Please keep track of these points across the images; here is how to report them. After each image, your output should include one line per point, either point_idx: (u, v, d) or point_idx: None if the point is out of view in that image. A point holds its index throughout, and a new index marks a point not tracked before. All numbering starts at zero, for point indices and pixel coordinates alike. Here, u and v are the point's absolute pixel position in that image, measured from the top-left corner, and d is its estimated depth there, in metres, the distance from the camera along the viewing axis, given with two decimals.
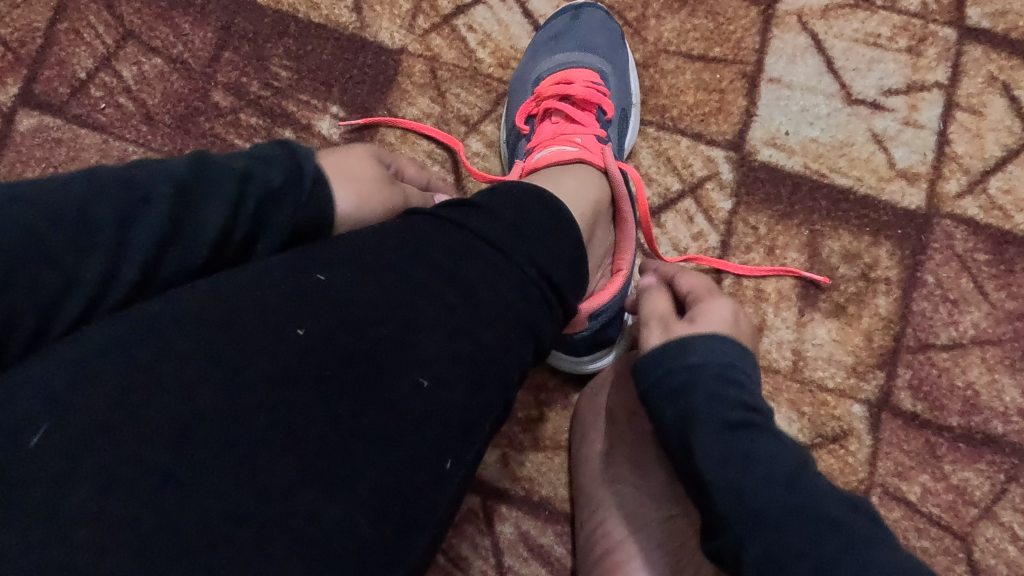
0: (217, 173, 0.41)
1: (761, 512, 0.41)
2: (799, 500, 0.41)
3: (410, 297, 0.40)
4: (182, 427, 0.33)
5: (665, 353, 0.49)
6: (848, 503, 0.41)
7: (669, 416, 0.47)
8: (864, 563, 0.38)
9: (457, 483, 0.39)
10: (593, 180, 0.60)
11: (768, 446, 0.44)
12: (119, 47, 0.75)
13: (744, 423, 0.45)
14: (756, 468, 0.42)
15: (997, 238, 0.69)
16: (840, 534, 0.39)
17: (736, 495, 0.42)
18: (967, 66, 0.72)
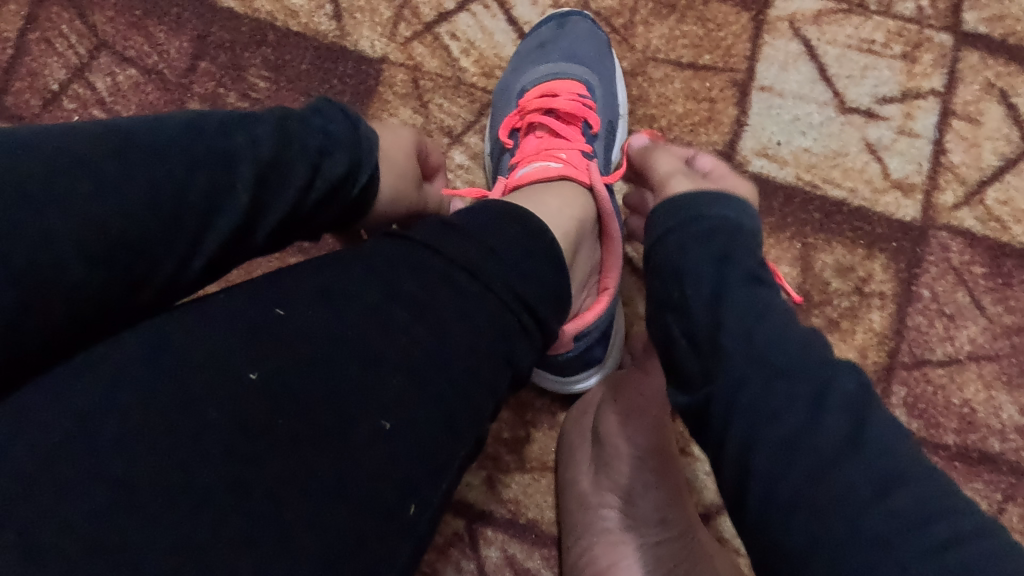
0: (258, 134, 0.42)
1: (765, 359, 0.39)
2: (812, 360, 0.39)
3: (372, 334, 0.39)
4: (129, 478, 0.31)
5: (692, 202, 0.50)
6: (848, 365, 0.39)
7: (684, 258, 0.47)
8: (873, 431, 0.36)
9: (422, 527, 0.38)
10: (577, 198, 0.58)
11: (774, 302, 0.43)
12: (91, 57, 0.72)
13: (755, 277, 0.44)
14: (765, 316, 0.41)
15: (994, 250, 0.68)
16: (841, 393, 0.37)
17: (744, 340, 0.40)
18: (964, 73, 0.71)
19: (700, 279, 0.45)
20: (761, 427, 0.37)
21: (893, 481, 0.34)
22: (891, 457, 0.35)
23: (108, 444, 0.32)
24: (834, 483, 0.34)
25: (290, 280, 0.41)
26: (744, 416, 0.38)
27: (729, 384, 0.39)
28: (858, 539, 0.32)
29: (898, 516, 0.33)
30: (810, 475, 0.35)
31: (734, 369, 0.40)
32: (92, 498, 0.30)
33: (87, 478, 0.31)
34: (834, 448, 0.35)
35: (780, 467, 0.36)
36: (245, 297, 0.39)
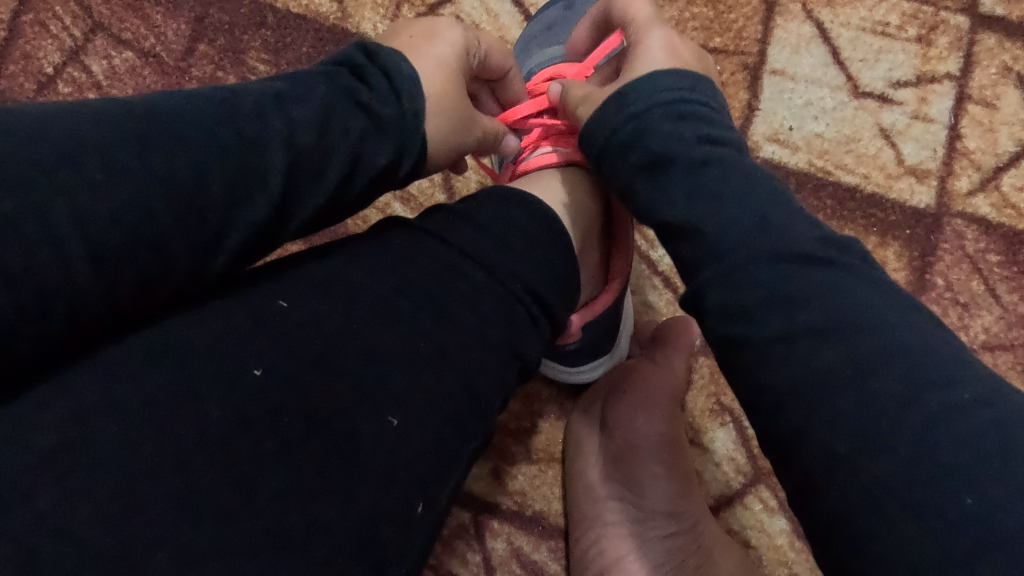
0: (337, 138, 0.41)
1: (735, 254, 0.39)
2: (773, 241, 0.38)
3: (379, 327, 0.38)
4: (127, 483, 0.30)
5: (621, 101, 0.48)
6: (827, 239, 0.39)
7: (630, 162, 0.46)
8: (841, 304, 0.36)
9: (430, 526, 0.37)
10: (586, 184, 0.58)
11: (742, 183, 0.41)
12: (87, 40, 0.71)
13: (710, 163, 0.43)
14: (724, 207, 0.40)
15: (1010, 238, 0.66)
16: (818, 271, 0.37)
17: (705, 240, 0.40)
18: (980, 56, 0.69)
19: (652, 185, 0.44)
20: (746, 323, 0.37)
21: (877, 359, 0.34)
22: (873, 333, 0.35)
23: (109, 444, 0.30)
24: (817, 367, 0.35)
25: (293, 272, 0.40)
26: (721, 312, 0.38)
27: (701, 286, 0.40)
28: (839, 427, 0.33)
29: (883, 393, 0.33)
30: (794, 363, 0.35)
31: (707, 272, 0.39)
32: (93, 502, 0.29)
33: (90, 480, 0.29)
34: (811, 333, 0.35)
35: (764, 361, 0.36)
36: (247, 290, 0.38)
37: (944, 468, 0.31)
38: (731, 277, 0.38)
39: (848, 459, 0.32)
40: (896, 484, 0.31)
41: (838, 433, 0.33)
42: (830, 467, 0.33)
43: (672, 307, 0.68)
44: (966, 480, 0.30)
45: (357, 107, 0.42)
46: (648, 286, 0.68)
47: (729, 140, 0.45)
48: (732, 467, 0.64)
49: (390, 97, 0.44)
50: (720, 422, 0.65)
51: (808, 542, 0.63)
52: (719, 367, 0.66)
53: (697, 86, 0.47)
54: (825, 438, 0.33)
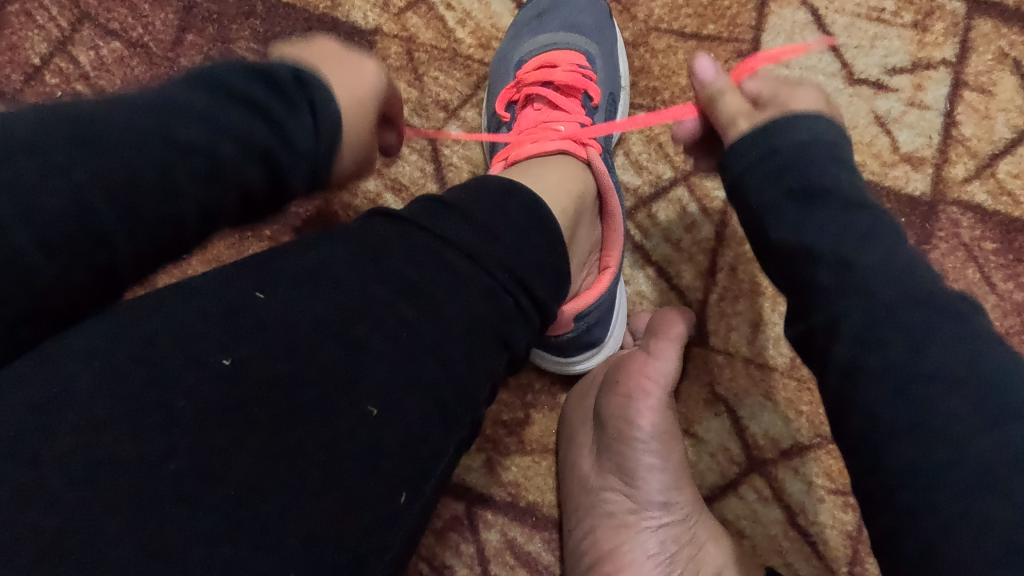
0: (255, 95, 0.39)
1: (878, 296, 0.39)
2: (903, 286, 0.39)
3: (357, 316, 0.38)
4: (89, 474, 0.30)
5: (780, 128, 0.45)
6: (957, 297, 0.39)
7: (776, 184, 0.44)
8: (975, 356, 0.36)
9: (415, 517, 0.37)
10: (575, 173, 0.57)
11: (885, 235, 0.41)
12: (74, 31, 0.70)
13: (857, 209, 0.42)
14: (873, 252, 0.40)
15: (1006, 225, 0.66)
16: (956, 326, 0.37)
17: (853, 273, 0.40)
18: (976, 42, 0.68)
19: (790, 212, 0.44)
20: (875, 351, 0.38)
21: (1003, 417, 0.34)
22: (1004, 389, 0.35)
23: (72, 435, 0.30)
24: (943, 416, 0.35)
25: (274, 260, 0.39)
26: (852, 342, 0.39)
27: (835, 314, 0.40)
28: (960, 466, 0.34)
29: (1006, 447, 0.34)
30: (909, 402, 0.36)
31: (845, 303, 0.39)
32: (57, 495, 0.29)
33: (52, 472, 0.29)
34: (953, 383, 0.36)
35: (891, 394, 0.36)
36: (225, 279, 0.37)
37: None
38: (866, 310, 0.39)
39: (954, 503, 0.33)
40: (997, 537, 0.32)
41: (951, 478, 0.34)
42: (929, 493, 0.34)
43: (665, 297, 0.67)
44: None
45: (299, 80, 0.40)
46: (641, 277, 0.68)
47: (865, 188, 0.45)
48: (726, 457, 0.64)
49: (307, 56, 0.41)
50: (715, 411, 0.65)
51: (802, 531, 0.63)
52: (713, 356, 0.66)
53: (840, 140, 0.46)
54: (936, 478, 0.34)
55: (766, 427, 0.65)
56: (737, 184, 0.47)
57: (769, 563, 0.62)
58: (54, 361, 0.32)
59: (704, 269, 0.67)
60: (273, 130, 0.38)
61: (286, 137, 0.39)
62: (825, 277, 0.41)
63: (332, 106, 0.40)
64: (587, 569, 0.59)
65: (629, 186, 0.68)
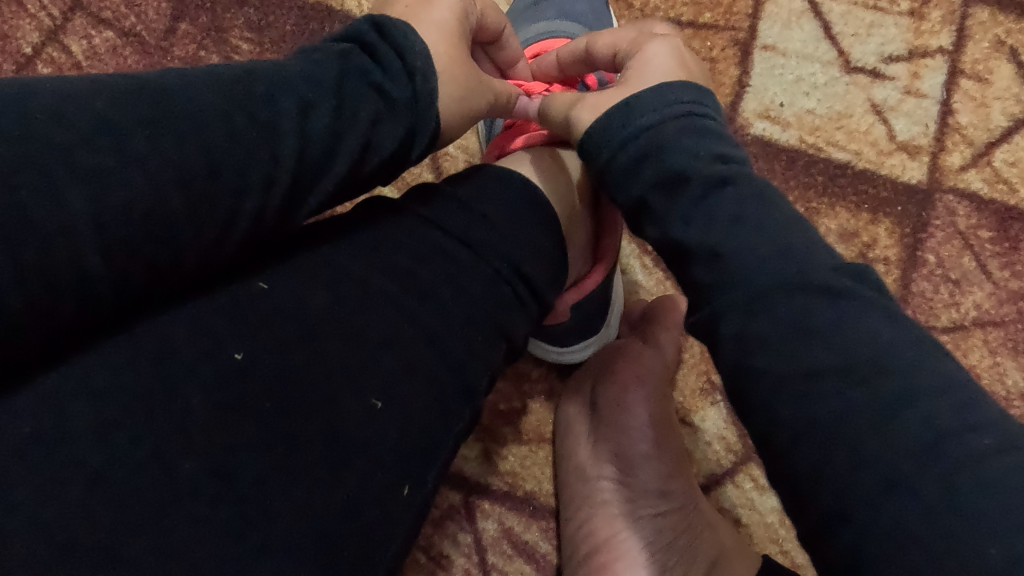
0: (350, 116, 0.40)
1: (753, 286, 0.37)
2: (788, 271, 0.37)
3: (359, 305, 0.37)
4: (95, 466, 0.29)
5: (610, 125, 0.45)
6: (846, 271, 0.37)
7: (637, 175, 0.44)
8: (861, 340, 0.34)
9: (418, 508, 0.37)
10: (573, 162, 0.57)
11: (766, 216, 0.40)
12: (66, 20, 0.69)
13: (733, 189, 0.41)
14: (742, 230, 0.39)
15: (1001, 214, 0.66)
16: (838, 306, 0.35)
17: (732, 268, 0.38)
18: (973, 30, 0.68)
19: (654, 206, 0.43)
20: (754, 358, 0.36)
21: (894, 400, 0.32)
22: (893, 377, 0.33)
23: (87, 432, 0.30)
24: (833, 409, 0.33)
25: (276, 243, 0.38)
26: (736, 341, 0.37)
27: (716, 313, 0.38)
28: (861, 471, 0.32)
29: (905, 444, 0.31)
30: (801, 407, 0.34)
31: (722, 301, 0.38)
32: (67, 487, 0.29)
33: (64, 467, 0.29)
34: (833, 372, 0.34)
35: (776, 400, 0.35)
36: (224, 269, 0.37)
37: (954, 521, 0.30)
38: (740, 307, 0.37)
39: (865, 500, 0.31)
40: (912, 527, 0.30)
41: (857, 472, 0.32)
42: (846, 480, 0.32)
43: (662, 287, 0.68)
44: (982, 530, 0.29)
45: (369, 35, 0.43)
46: (638, 266, 0.68)
47: (737, 155, 0.43)
48: (723, 446, 0.64)
49: (403, 80, 0.42)
50: (711, 401, 0.65)
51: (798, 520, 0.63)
52: None
53: (697, 100, 0.45)
54: (841, 478, 0.32)
55: None
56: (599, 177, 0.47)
57: (765, 551, 0.62)
58: (66, 358, 0.32)
59: None
60: (375, 85, 0.41)
61: (387, 92, 0.41)
62: (698, 271, 0.40)
63: (417, 46, 0.43)
64: (583, 558, 0.58)
65: None
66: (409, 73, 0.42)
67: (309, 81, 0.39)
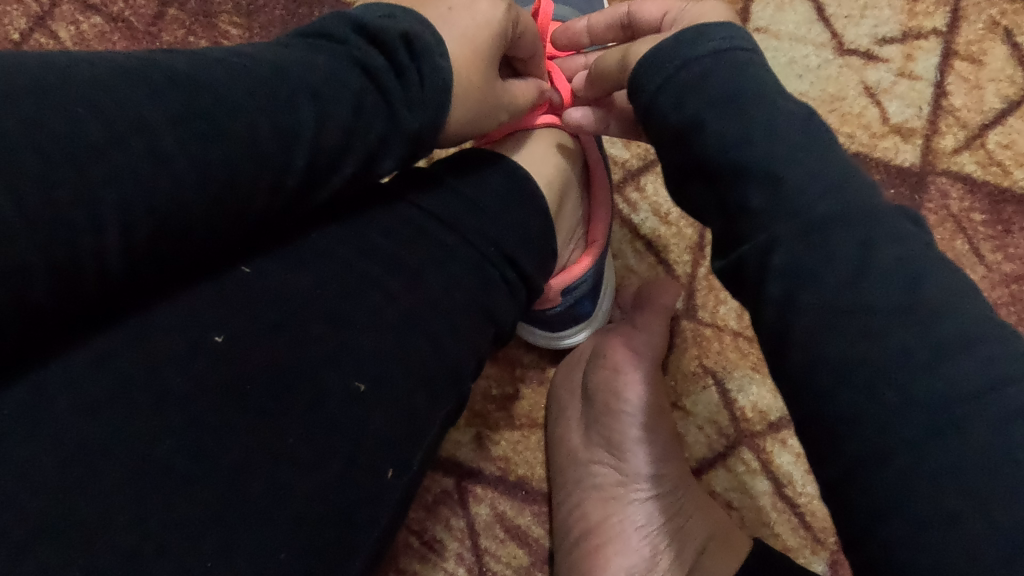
0: (366, 111, 0.40)
1: (812, 216, 0.35)
2: (851, 204, 0.35)
3: (344, 289, 0.37)
4: (66, 453, 0.29)
5: (683, 41, 0.41)
6: (901, 211, 0.36)
7: (702, 94, 0.40)
8: (917, 278, 0.33)
9: (402, 490, 0.37)
10: (563, 147, 0.57)
11: (820, 146, 0.38)
12: (53, 5, 0.69)
13: (788, 120, 0.38)
14: (805, 164, 0.37)
15: (995, 197, 0.66)
16: (900, 244, 0.34)
17: (784, 197, 0.36)
18: (966, 11, 0.68)
19: (718, 126, 0.39)
20: (811, 287, 0.34)
21: (955, 342, 0.31)
22: (953, 317, 0.32)
23: (62, 415, 0.30)
24: (893, 346, 0.32)
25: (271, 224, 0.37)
26: (784, 274, 0.35)
27: (769, 242, 0.36)
28: (916, 407, 0.31)
29: (961, 383, 0.31)
30: (860, 341, 0.33)
31: (778, 226, 0.36)
32: (44, 472, 0.29)
33: (42, 450, 0.29)
34: (892, 312, 0.33)
35: (832, 332, 0.33)
36: None
37: (1005, 467, 0.29)
38: (797, 235, 0.35)
39: (916, 445, 0.30)
40: (964, 479, 0.29)
41: (908, 409, 0.31)
42: None
43: (653, 271, 0.67)
44: None
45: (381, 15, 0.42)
46: (630, 251, 0.68)
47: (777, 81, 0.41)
48: (715, 429, 0.65)
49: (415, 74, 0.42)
50: (704, 384, 0.65)
51: (789, 503, 0.63)
52: (702, 330, 0.66)
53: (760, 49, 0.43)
54: (894, 420, 0.31)
55: (755, 399, 0.65)
56: (652, 104, 0.42)
57: (757, 534, 0.63)
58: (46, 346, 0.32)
59: (693, 243, 0.67)
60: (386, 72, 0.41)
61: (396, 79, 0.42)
62: (749, 194, 0.37)
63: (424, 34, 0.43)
64: (574, 541, 0.59)
65: (617, 159, 0.68)
66: (425, 99, 0.43)
67: (337, 82, 0.39)
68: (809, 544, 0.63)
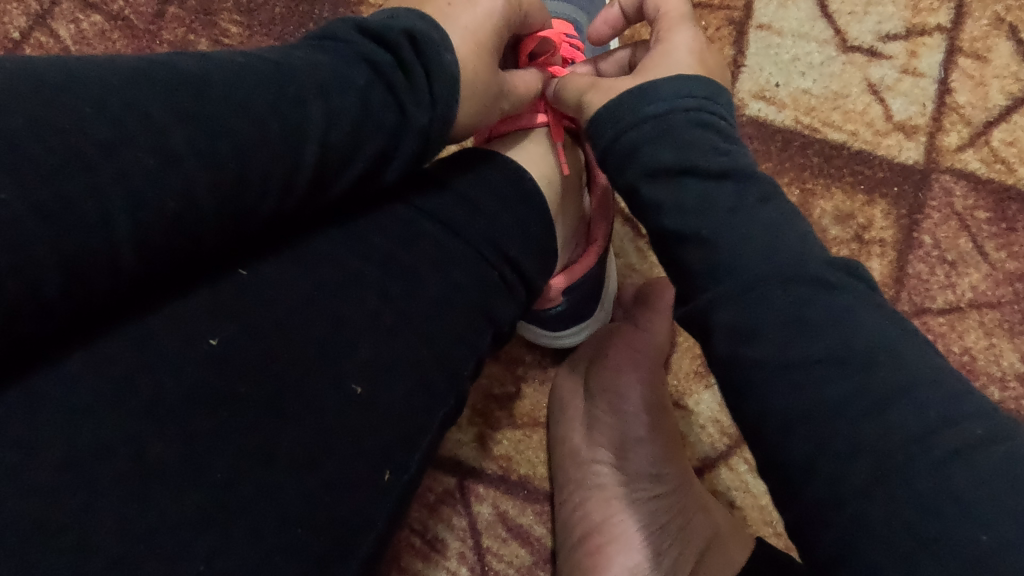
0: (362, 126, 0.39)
1: (748, 275, 0.38)
2: (785, 262, 0.38)
3: (343, 289, 0.37)
4: (61, 458, 0.29)
5: (629, 104, 0.45)
6: (837, 263, 0.38)
7: (638, 159, 0.44)
8: (850, 331, 0.35)
9: (400, 493, 0.37)
10: (562, 144, 0.57)
11: (757, 206, 0.40)
12: (53, 4, 0.68)
13: (723, 179, 0.41)
14: (737, 223, 0.39)
15: (999, 194, 0.65)
16: (833, 298, 0.36)
17: (718, 256, 0.39)
18: (971, 7, 0.67)
19: (654, 190, 0.43)
20: (752, 342, 0.37)
21: (891, 391, 0.33)
22: (888, 366, 0.34)
23: (56, 416, 0.30)
24: (831, 396, 0.34)
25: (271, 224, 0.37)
26: (732, 330, 0.37)
27: (709, 300, 0.39)
28: (858, 453, 0.33)
29: (900, 429, 0.32)
30: (797, 394, 0.35)
31: (715, 286, 0.39)
32: (40, 475, 0.28)
33: (39, 454, 0.29)
34: (831, 361, 0.35)
35: (774, 384, 0.36)
36: None
37: (954, 509, 0.30)
38: (732, 294, 0.38)
39: (867, 487, 0.32)
40: (916, 521, 0.31)
41: (856, 455, 0.33)
42: None
43: (654, 269, 0.67)
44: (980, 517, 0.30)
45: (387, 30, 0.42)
46: (632, 249, 0.67)
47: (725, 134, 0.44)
48: (717, 429, 0.64)
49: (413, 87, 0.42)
50: (705, 383, 0.65)
51: None
52: None
53: (711, 97, 0.45)
54: (841, 466, 0.33)
55: None
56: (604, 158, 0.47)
57: (758, 533, 0.62)
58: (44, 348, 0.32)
59: None
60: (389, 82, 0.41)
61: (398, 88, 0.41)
62: (689, 253, 0.41)
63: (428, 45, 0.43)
64: (577, 541, 0.58)
65: None
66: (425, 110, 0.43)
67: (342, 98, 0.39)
68: None
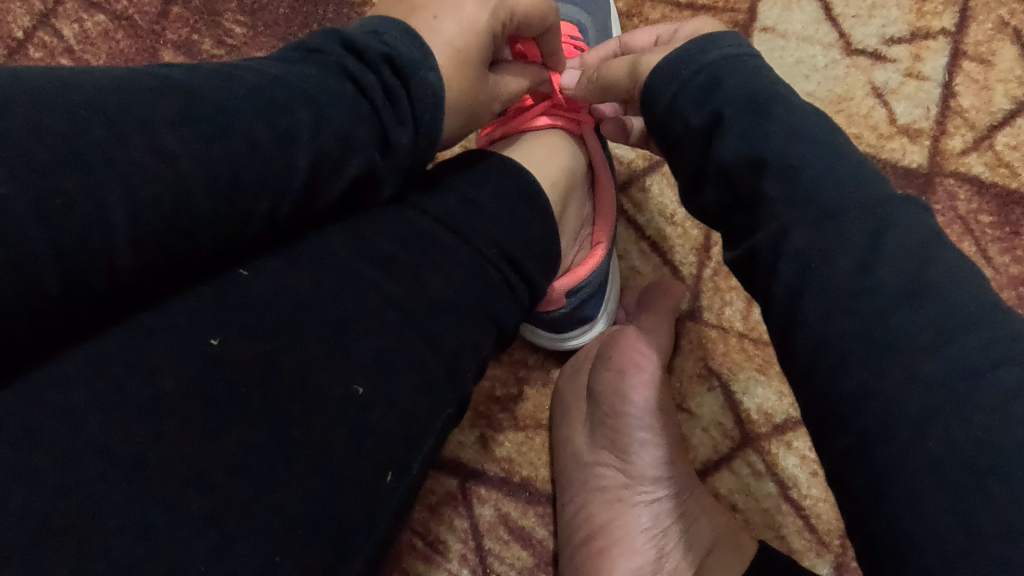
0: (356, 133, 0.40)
1: (822, 203, 0.36)
2: (860, 194, 0.36)
3: (346, 291, 0.37)
4: (58, 455, 0.29)
5: (688, 54, 0.44)
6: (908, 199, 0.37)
7: (716, 96, 0.42)
8: (922, 261, 0.34)
9: (401, 495, 0.37)
10: (565, 147, 0.57)
11: (837, 147, 0.39)
12: (58, 3, 0.68)
13: (803, 117, 0.40)
14: (819, 157, 0.38)
15: (1003, 198, 0.65)
16: (905, 229, 0.35)
17: (796, 184, 0.38)
18: (976, 11, 0.67)
19: (734, 125, 0.41)
20: (820, 268, 0.35)
21: (958, 322, 0.32)
22: (959, 299, 0.33)
23: (53, 416, 0.29)
24: (897, 323, 0.33)
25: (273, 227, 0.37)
26: (797, 258, 0.36)
27: (783, 227, 0.37)
28: (917, 383, 0.31)
29: (960, 359, 0.31)
30: (863, 319, 0.33)
31: (790, 213, 0.37)
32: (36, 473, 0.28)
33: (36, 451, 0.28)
34: (899, 289, 0.33)
35: (836, 311, 0.34)
36: None
37: (1009, 444, 0.29)
38: (804, 217, 0.37)
39: (919, 419, 0.31)
40: (972, 455, 0.29)
41: (912, 386, 0.31)
42: None
43: (657, 271, 0.67)
44: None
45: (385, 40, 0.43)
46: (635, 252, 0.68)
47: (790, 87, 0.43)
48: (719, 432, 0.64)
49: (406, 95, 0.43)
50: (708, 386, 0.65)
51: (795, 506, 0.63)
52: (707, 333, 0.66)
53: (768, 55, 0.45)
54: (897, 397, 0.31)
55: (759, 402, 0.65)
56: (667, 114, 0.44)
57: (761, 536, 0.62)
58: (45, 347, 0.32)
59: (699, 244, 0.67)
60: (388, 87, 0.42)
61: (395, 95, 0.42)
62: (765, 181, 0.39)
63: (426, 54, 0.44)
64: (580, 542, 0.59)
65: (623, 161, 0.69)
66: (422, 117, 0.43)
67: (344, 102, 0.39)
68: (815, 546, 0.62)
